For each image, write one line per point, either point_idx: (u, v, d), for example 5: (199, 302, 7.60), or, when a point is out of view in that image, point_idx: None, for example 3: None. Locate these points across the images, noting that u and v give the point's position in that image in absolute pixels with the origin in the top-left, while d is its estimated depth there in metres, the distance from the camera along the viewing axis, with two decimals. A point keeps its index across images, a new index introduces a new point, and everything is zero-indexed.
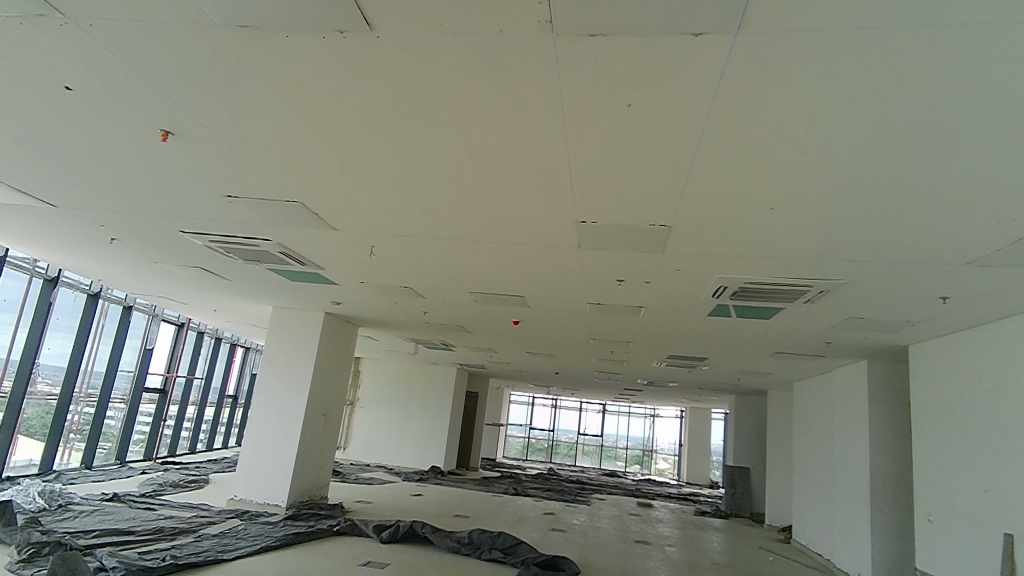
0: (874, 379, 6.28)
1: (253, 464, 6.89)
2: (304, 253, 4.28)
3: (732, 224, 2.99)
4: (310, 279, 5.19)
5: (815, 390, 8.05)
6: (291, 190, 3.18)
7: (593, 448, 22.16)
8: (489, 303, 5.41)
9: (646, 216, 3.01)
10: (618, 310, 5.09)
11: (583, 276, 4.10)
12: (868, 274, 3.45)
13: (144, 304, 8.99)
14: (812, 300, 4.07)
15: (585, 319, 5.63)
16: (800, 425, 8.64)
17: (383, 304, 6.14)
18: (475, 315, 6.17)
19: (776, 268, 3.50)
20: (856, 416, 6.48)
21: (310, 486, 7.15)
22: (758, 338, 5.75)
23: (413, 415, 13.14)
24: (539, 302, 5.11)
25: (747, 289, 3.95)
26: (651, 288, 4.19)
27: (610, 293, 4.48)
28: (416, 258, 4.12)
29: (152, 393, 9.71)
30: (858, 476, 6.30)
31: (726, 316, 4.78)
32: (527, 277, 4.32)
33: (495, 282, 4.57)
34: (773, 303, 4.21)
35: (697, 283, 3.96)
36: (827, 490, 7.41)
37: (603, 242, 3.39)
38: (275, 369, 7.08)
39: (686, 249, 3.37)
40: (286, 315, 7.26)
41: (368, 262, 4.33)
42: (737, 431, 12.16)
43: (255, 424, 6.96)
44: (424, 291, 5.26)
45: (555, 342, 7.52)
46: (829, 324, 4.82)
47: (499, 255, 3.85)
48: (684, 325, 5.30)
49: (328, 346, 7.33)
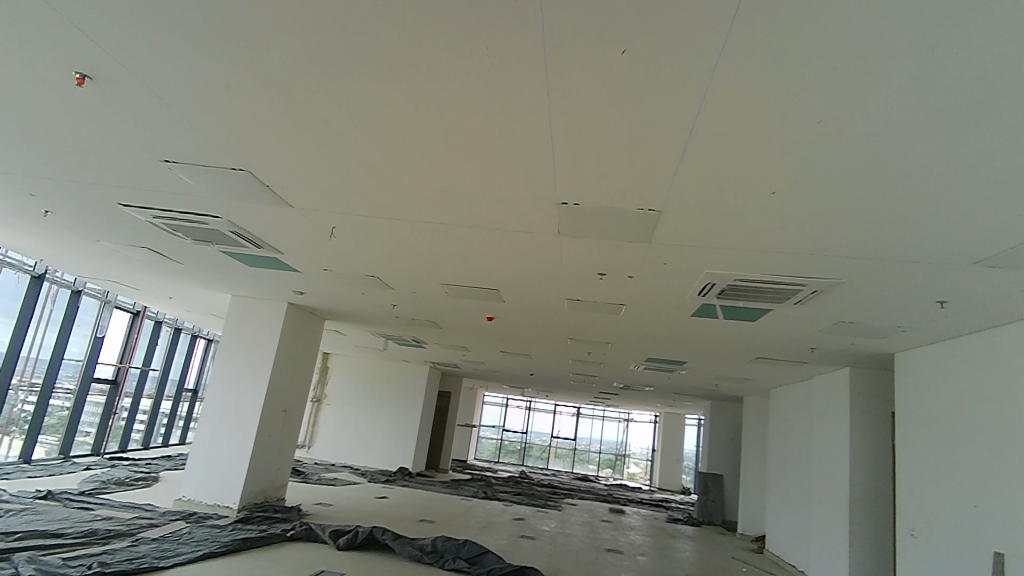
0: (855, 387, 6.12)
1: (203, 462, 6.45)
2: (258, 234, 3.90)
3: (727, 210, 2.72)
4: (267, 265, 4.81)
5: (793, 398, 7.89)
6: (238, 157, 2.82)
7: (566, 451, 21.96)
8: (461, 296, 5.09)
9: (634, 199, 2.72)
10: (597, 308, 4.81)
11: (561, 268, 3.80)
12: (866, 274, 3.23)
13: (95, 289, 8.45)
14: (802, 302, 3.84)
15: (561, 317, 5.35)
16: (777, 433, 8.49)
17: (348, 295, 5.77)
18: (445, 310, 5.84)
19: (768, 263, 3.24)
20: (835, 426, 6.31)
21: (265, 487, 6.73)
22: (739, 342, 5.52)
23: (381, 414, 12.73)
24: (513, 296, 4.81)
25: (734, 287, 3.71)
26: (633, 283, 3.92)
27: (589, 288, 4.20)
28: (380, 244, 3.78)
29: (103, 383, 9.14)
30: (836, 487, 6.13)
31: (709, 318, 4.54)
32: (500, 269, 4.02)
33: (467, 272, 4.24)
34: (760, 304, 3.99)
35: (682, 279, 3.69)
36: (803, 500, 7.23)
37: (587, 228, 3.09)
38: (231, 361, 6.65)
39: (675, 240, 3.09)
40: (245, 305, 6.82)
41: (327, 247, 3.97)
42: (711, 438, 12.02)
43: (207, 420, 6.53)
44: (391, 282, 4.91)
45: (530, 342, 7.23)
46: (815, 328, 4.61)
47: (471, 242, 3.53)
48: (665, 326, 5.04)
49: (290, 338, 6.92)
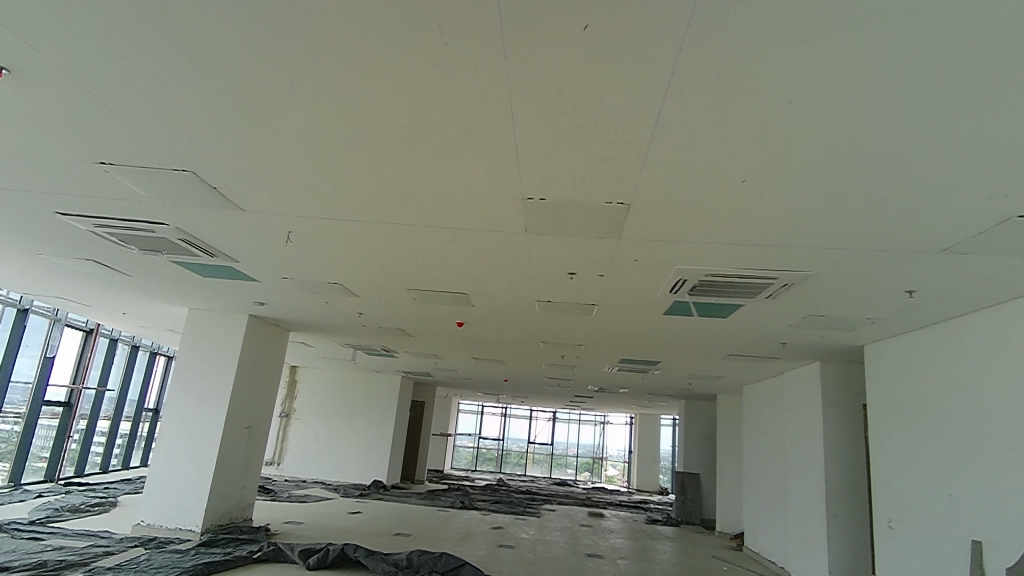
0: (827, 380, 6.15)
1: (163, 485, 6.13)
2: (209, 241, 3.71)
3: (696, 202, 2.64)
4: (222, 274, 4.59)
5: (766, 394, 7.93)
6: (181, 158, 2.64)
7: (544, 456, 21.85)
8: (429, 302, 4.95)
9: (601, 192, 2.62)
10: (568, 309, 4.72)
11: (529, 268, 3.69)
12: (837, 265, 3.19)
13: (44, 307, 8.06)
14: (773, 296, 3.80)
15: (532, 320, 5.24)
16: (751, 430, 8.52)
17: (312, 305, 5.57)
18: (414, 317, 5.68)
19: (739, 257, 3.18)
20: (809, 420, 6.32)
21: (230, 508, 6.44)
22: (711, 340, 5.50)
23: (353, 426, 12.44)
24: (483, 300, 4.69)
25: (705, 284, 3.66)
26: (603, 282, 3.83)
27: (559, 288, 4.10)
28: (340, 249, 3.62)
29: (55, 406, 8.71)
30: (812, 481, 6.14)
31: (681, 315, 4.48)
32: (467, 270, 3.89)
33: (434, 276, 4.11)
34: (732, 299, 3.94)
35: (653, 276, 3.62)
36: (780, 496, 7.26)
37: (554, 224, 2.98)
38: (190, 377, 6.36)
39: (645, 234, 3.00)
40: (203, 318, 6.55)
41: (285, 253, 3.80)
42: (687, 437, 12.05)
43: (166, 440, 6.22)
44: (354, 289, 4.74)
45: (502, 347, 7.11)
46: (785, 323, 4.59)
47: (435, 242, 3.39)
48: (638, 325, 4.97)
49: (253, 351, 6.66)
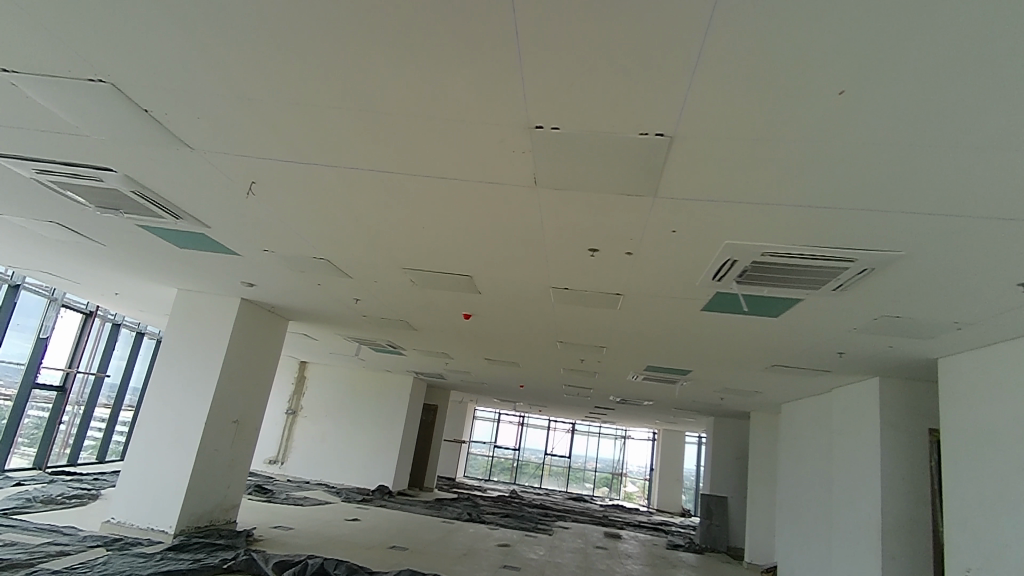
0: (886, 400, 5.34)
1: (137, 480, 5.61)
2: (164, 194, 3.15)
3: (764, 141, 1.94)
4: (196, 242, 4.05)
5: (808, 412, 7.12)
6: (91, 61, 2.03)
7: (561, 469, 21.05)
8: (429, 287, 4.34)
9: (631, 121, 1.94)
10: (589, 300, 4.07)
11: (541, 237, 3.04)
12: (936, 243, 2.47)
13: (39, 285, 7.74)
14: (842, 288, 3.08)
15: (548, 313, 4.59)
16: (789, 452, 7.69)
17: (303, 287, 5.01)
18: (415, 306, 5.08)
19: (810, 229, 2.48)
20: (862, 445, 5.53)
21: (210, 508, 5.90)
22: (752, 346, 4.78)
23: (360, 427, 11.88)
24: (490, 284, 4.06)
25: (760, 270, 2.98)
26: (631, 262, 3.17)
27: (579, 269, 3.44)
28: (312, 206, 3.02)
29: (48, 390, 8.34)
30: (865, 515, 5.32)
31: (722, 310, 3.79)
32: (466, 241, 3.27)
33: (430, 248, 3.50)
34: (789, 292, 3.25)
35: (694, 255, 2.95)
36: (822, 530, 6.43)
37: (570, 174, 2.32)
38: (174, 363, 5.85)
39: (686, 189, 2.31)
40: (192, 300, 6.05)
41: (252, 212, 3.22)
42: (714, 458, 11.18)
43: (144, 431, 5.72)
44: (344, 267, 4.16)
45: (515, 346, 6.46)
46: (848, 326, 3.86)
47: (423, 199, 2.76)
48: (669, 321, 4.27)
49: (244, 338, 6.13)
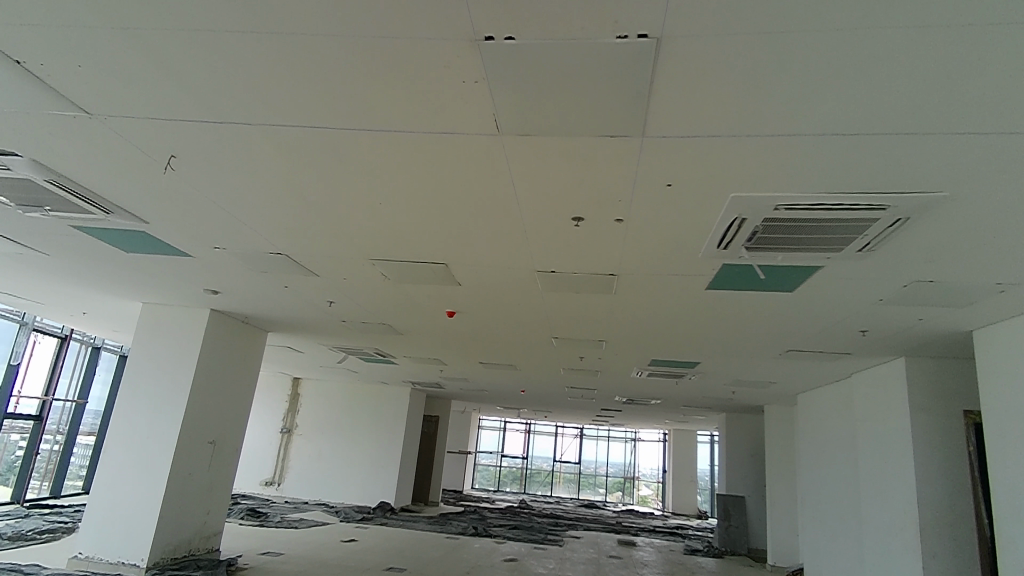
0: (913, 382, 4.89)
1: (105, 510, 5.17)
2: (81, 181, 2.75)
3: (782, 43, 1.50)
4: (140, 243, 3.66)
5: (827, 401, 6.65)
6: None
7: (572, 475, 20.51)
8: (404, 281, 3.92)
9: (605, 25, 1.50)
10: (580, 285, 3.65)
11: (516, 206, 2.62)
12: (985, 179, 2.04)
13: (6, 310, 7.35)
14: (868, 248, 2.66)
15: (537, 303, 4.17)
16: (808, 445, 7.21)
17: (271, 291, 4.61)
18: (393, 306, 4.65)
19: (835, 170, 2.05)
20: (890, 432, 5.07)
21: (188, 537, 5.46)
22: (765, 328, 4.34)
23: (358, 442, 11.43)
24: (469, 272, 3.64)
25: (773, 232, 2.54)
26: (622, 231, 2.74)
27: (565, 245, 3.03)
28: (248, 182, 2.60)
29: (23, 419, 7.93)
30: (899, 509, 4.86)
31: (728, 286, 3.37)
32: (432, 216, 2.85)
33: (395, 230, 3.09)
34: (806, 258, 2.82)
35: (695, 217, 2.52)
36: (851, 527, 5.96)
37: (538, 113, 1.89)
38: (141, 382, 5.43)
39: (682, 125, 1.88)
40: (158, 313, 5.63)
41: (184, 195, 2.81)
42: (728, 456, 10.68)
43: (111, 457, 5.29)
44: (307, 263, 3.75)
45: (509, 346, 6.04)
46: (873, 297, 3.43)
47: (371, 162, 2.34)
48: (671, 304, 3.84)
49: (217, 352, 5.71)
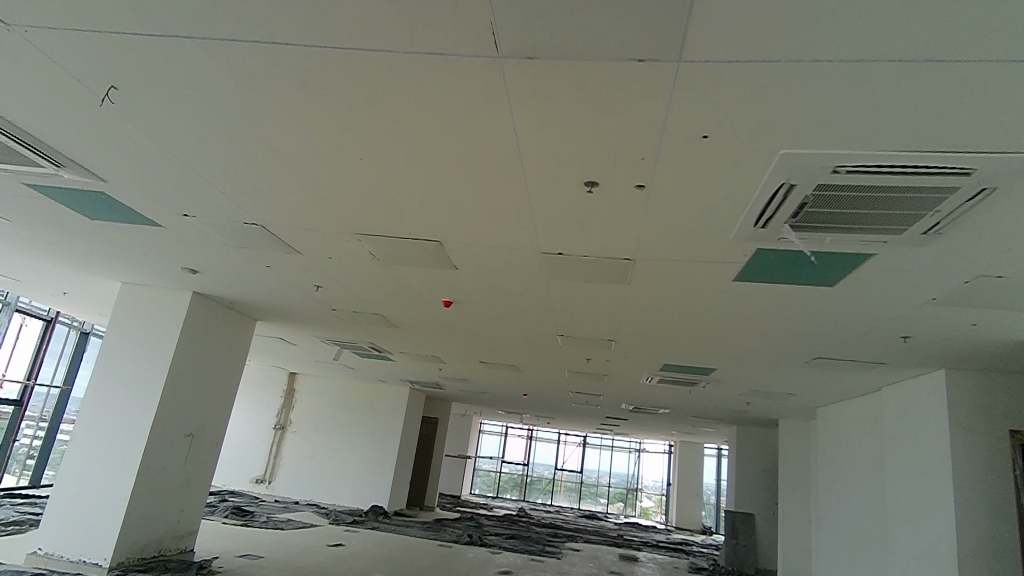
0: (953, 397, 4.44)
1: (70, 503, 4.81)
2: (18, 121, 2.40)
3: None
4: (102, 208, 3.30)
5: (851, 416, 6.19)
6: None
7: (573, 485, 20.08)
8: (396, 262, 3.54)
9: None
10: (590, 272, 3.25)
11: (519, 163, 2.23)
12: None
13: None
14: (936, 230, 2.24)
15: (542, 294, 3.77)
16: (827, 462, 6.74)
17: (254, 272, 4.24)
18: (385, 293, 4.28)
19: (918, 117, 1.64)
20: (925, 452, 4.62)
21: (158, 535, 5.08)
22: (794, 330, 3.92)
23: (353, 442, 11.04)
24: (466, 253, 3.26)
25: (824, 205, 2.13)
26: (643, 201, 2.34)
27: (575, 220, 2.63)
28: (204, 121, 2.25)
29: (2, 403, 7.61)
30: (933, 537, 4.41)
31: (761, 275, 2.96)
32: (423, 177, 2.47)
33: (380, 195, 2.70)
34: (858, 241, 2.40)
35: (732, 183, 2.11)
36: (874, 554, 5.49)
37: (545, 28, 1.50)
38: (115, 366, 5.08)
39: (727, 47, 1.48)
40: (138, 294, 5.28)
41: (136, 140, 2.46)
42: (738, 471, 10.19)
43: (79, 446, 4.94)
44: (287, 237, 3.37)
45: (511, 343, 5.64)
46: (926, 295, 3.01)
47: (347, 99, 1.96)
48: (692, 296, 3.42)
49: (198, 338, 5.34)
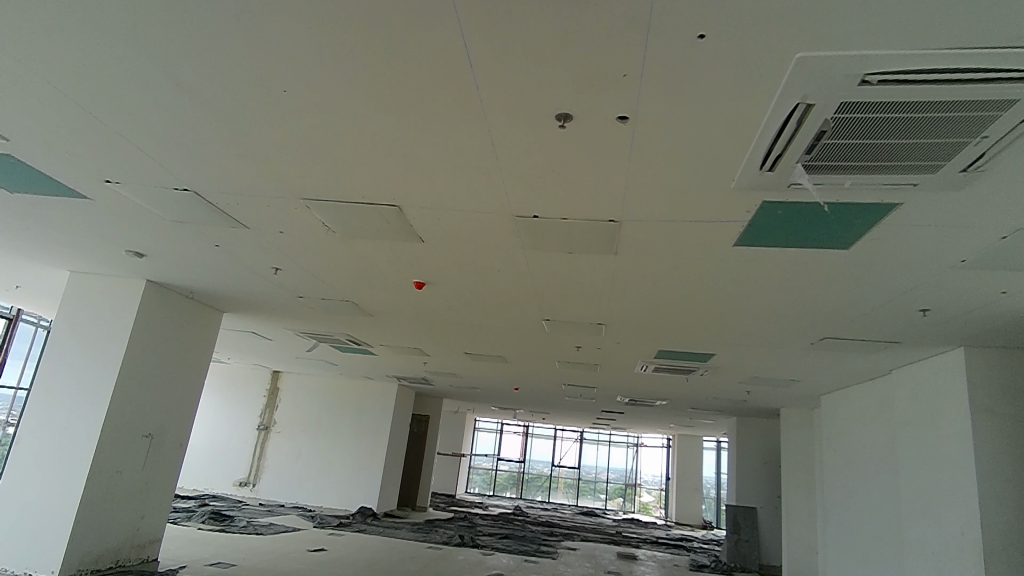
0: (974, 377, 4.08)
1: (14, 511, 4.41)
2: None
3: None
4: (11, 173, 2.90)
5: (859, 402, 5.82)
6: None
7: (571, 481, 19.73)
8: (355, 235, 3.14)
9: None
10: (572, 239, 2.87)
11: (477, 93, 1.84)
12: None
13: None
14: (978, 166, 1.86)
15: (520, 268, 3.38)
16: (833, 451, 6.38)
17: (204, 254, 3.83)
18: (350, 274, 3.89)
19: None
20: (943, 437, 4.26)
21: (115, 544, 4.68)
22: (801, 305, 3.54)
23: (340, 441, 10.64)
24: (430, 220, 2.87)
25: (847, 133, 1.75)
26: (627, 138, 1.96)
27: (549, 170, 2.25)
28: (90, 48, 1.85)
29: None
30: (954, 529, 4.05)
31: (766, 236, 2.58)
32: (367, 120, 2.08)
33: (321, 147, 2.31)
34: (884, 185, 2.03)
35: (734, 104, 1.72)
36: (887, 548, 5.13)
37: None
38: (64, 362, 4.68)
39: None
40: (87, 283, 4.86)
41: (21, 76, 2.06)
42: (739, 464, 9.83)
43: (23, 449, 4.53)
44: (229, 207, 2.98)
45: (495, 331, 5.25)
46: (954, 257, 2.63)
47: (252, 5, 1.57)
48: (688, 265, 3.03)
49: (155, 330, 4.93)
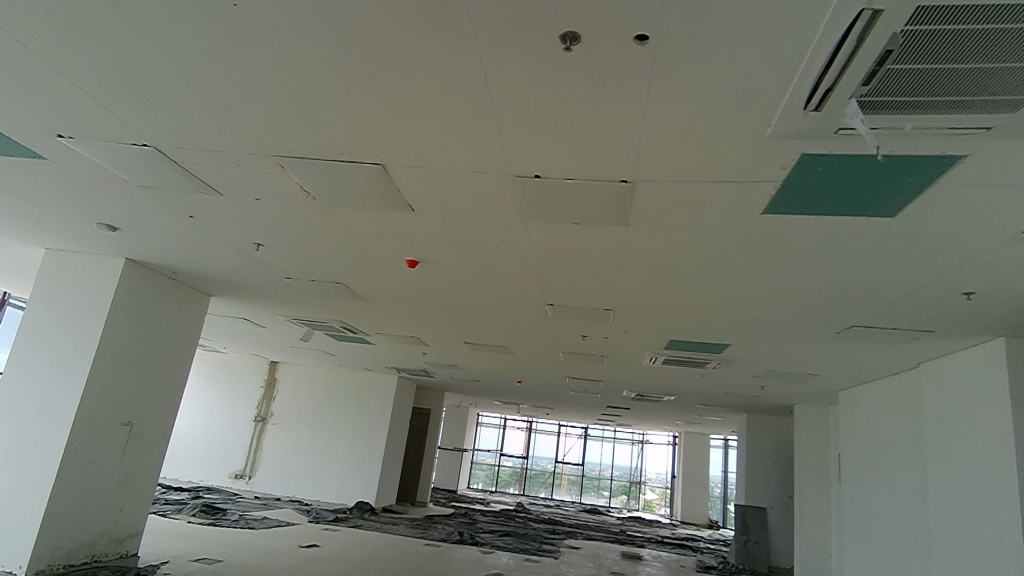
0: (1015, 370, 3.74)
1: None
2: None
3: None
4: None
5: (881, 399, 5.49)
6: None
7: (575, 478, 19.45)
8: (339, 202, 2.84)
9: None
10: (579, 206, 2.55)
11: (464, 10, 1.51)
12: None
13: None
14: None
15: (520, 242, 3.06)
16: (852, 450, 6.04)
17: (180, 227, 3.54)
18: (337, 250, 3.58)
19: None
20: (978, 435, 3.93)
21: (90, 537, 4.41)
22: (830, 288, 3.22)
23: (338, 433, 10.38)
24: (419, 183, 2.55)
25: (919, 52, 1.42)
26: (645, 67, 1.63)
27: (553, 116, 1.92)
28: None
29: None
30: (990, 535, 3.73)
31: (801, 201, 2.26)
32: (337, 51, 1.76)
33: (288, 90, 1.99)
34: (952, 128, 1.70)
35: (780, 16, 1.39)
36: (912, 554, 4.81)
37: None
38: (37, 343, 4.41)
39: None
40: (63, 261, 4.59)
41: None
42: (749, 464, 9.50)
43: None
44: (198, 168, 2.68)
45: (496, 317, 4.94)
46: (1015, 228, 2.31)
47: None
48: (708, 238, 2.71)
49: (134, 312, 4.65)
